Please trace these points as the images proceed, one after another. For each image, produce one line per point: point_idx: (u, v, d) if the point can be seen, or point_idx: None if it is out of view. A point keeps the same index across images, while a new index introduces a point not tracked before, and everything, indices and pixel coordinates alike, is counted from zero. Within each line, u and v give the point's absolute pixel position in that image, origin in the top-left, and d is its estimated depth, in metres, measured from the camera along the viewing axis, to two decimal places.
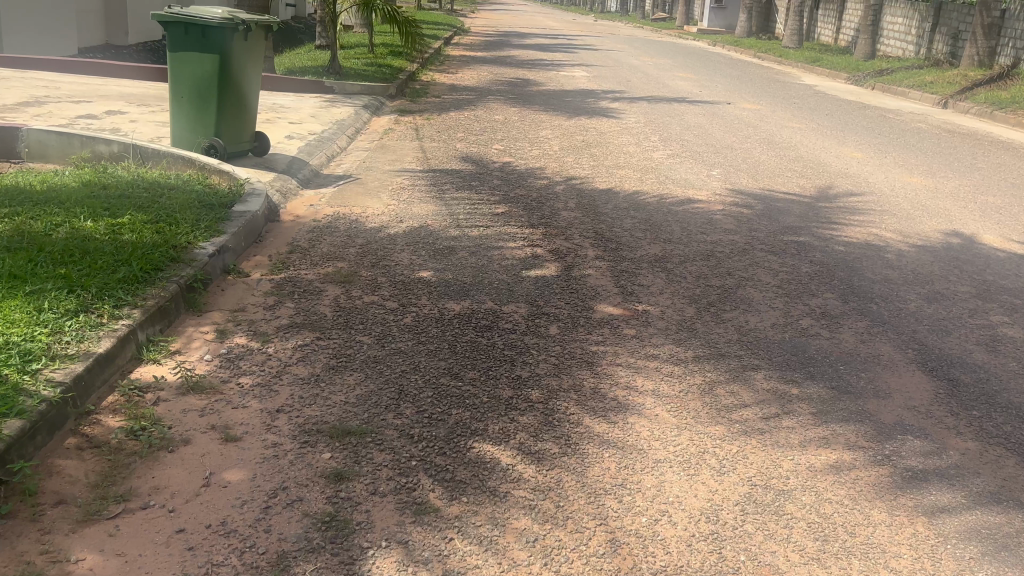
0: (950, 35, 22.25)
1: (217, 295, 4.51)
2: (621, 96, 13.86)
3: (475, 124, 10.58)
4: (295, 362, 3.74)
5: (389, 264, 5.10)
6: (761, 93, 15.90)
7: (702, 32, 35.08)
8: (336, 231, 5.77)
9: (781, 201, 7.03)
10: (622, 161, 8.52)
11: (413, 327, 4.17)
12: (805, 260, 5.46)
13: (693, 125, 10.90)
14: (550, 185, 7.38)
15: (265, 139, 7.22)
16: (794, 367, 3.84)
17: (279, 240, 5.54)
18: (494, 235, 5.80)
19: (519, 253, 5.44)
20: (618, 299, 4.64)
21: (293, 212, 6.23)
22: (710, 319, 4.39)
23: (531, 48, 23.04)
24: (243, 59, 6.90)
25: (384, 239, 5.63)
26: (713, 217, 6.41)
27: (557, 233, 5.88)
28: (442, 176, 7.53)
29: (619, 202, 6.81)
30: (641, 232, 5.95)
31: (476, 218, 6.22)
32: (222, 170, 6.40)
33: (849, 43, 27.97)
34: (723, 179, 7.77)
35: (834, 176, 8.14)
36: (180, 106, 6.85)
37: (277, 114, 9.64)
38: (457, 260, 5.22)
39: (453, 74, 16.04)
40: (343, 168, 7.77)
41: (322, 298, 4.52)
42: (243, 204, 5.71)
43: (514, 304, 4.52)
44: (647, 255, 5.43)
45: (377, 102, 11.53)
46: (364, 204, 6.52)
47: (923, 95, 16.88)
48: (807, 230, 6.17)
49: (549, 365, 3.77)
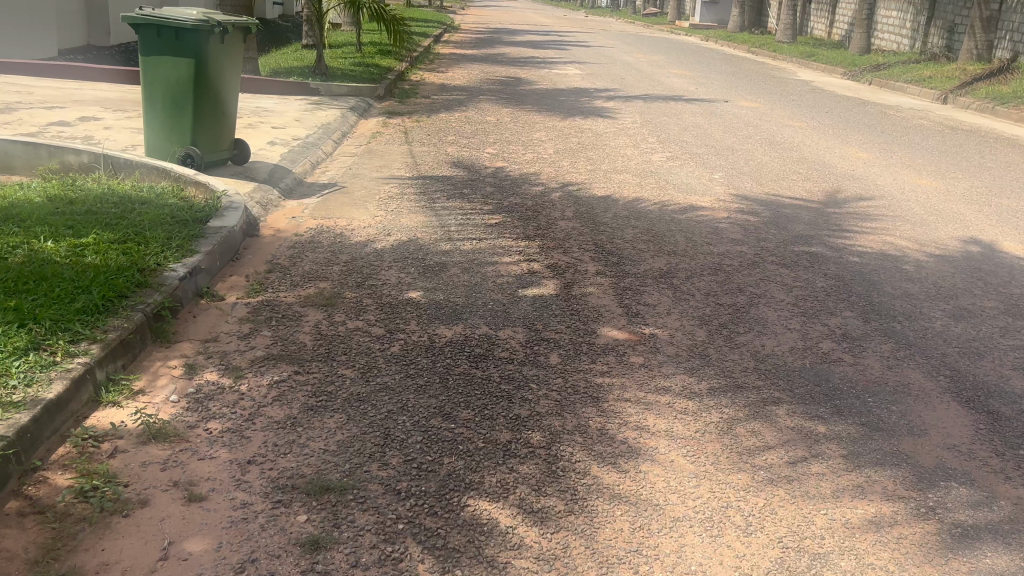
0: (946, 29, 21.93)
1: (188, 322, 4.16)
2: (616, 94, 13.53)
3: (466, 126, 10.22)
4: (270, 403, 3.39)
5: (376, 284, 4.75)
6: (758, 90, 15.60)
7: (694, 28, 34.80)
8: (320, 246, 5.42)
9: (788, 207, 6.70)
10: (620, 164, 8.18)
11: (400, 357, 3.82)
12: (819, 273, 5.13)
13: (692, 125, 10.58)
14: (545, 192, 7.04)
15: (245, 146, 6.85)
16: (819, 400, 3.51)
17: (258, 257, 5.19)
18: (488, 249, 5.46)
19: (515, 268, 5.10)
20: (623, 321, 4.30)
21: (274, 225, 5.88)
22: (723, 343, 4.06)
23: (521, 46, 22.69)
24: (219, 63, 6.52)
25: (371, 255, 5.28)
26: (718, 226, 6.07)
27: (555, 246, 5.54)
28: (432, 184, 7.18)
29: (618, 210, 6.48)
30: (644, 244, 5.62)
31: (468, 230, 5.87)
32: (199, 181, 6.03)
33: (843, 37, 27.63)
34: (726, 184, 7.44)
35: (840, 178, 7.82)
36: (154, 112, 6.47)
37: (260, 118, 9.27)
38: (449, 278, 4.87)
39: (444, 73, 15.70)
40: (329, 176, 7.42)
41: (302, 324, 4.17)
42: (219, 219, 5.35)
43: (511, 328, 4.18)
44: (651, 269, 5.11)
45: (365, 104, 11.17)
46: (350, 215, 6.17)
47: (922, 90, 16.59)
48: (817, 239, 5.85)
49: (550, 401, 3.43)
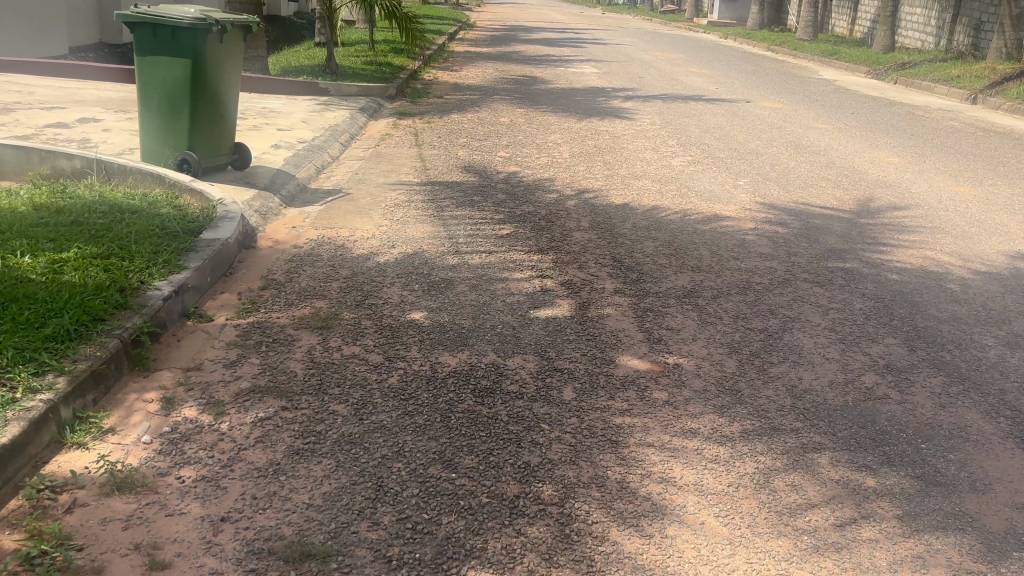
0: (972, 26, 21.34)
1: (170, 347, 3.82)
2: (634, 94, 13.13)
3: (478, 128, 9.85)
4: (251, 446, 3.04)
5: (376, 304, 4.41)
6: (781, 89, 15.15)
7: (712, 24, 34.28)
8: (319, 260, 5.08)
9: (818, 217, 6.30)
10: (638, 169, 7.80)
11: (398, 390, 3.47)
12: (856, 293, 4.74)
13: (713, 127, 10.17)
14: (560, 199, 6.68)
15: (245, 150, 6.52)
16: (865, 447, 3.14)
17: (253, 272, 4.85)
18: (499, 263, 5.10)
19: (527, 286, 4.74)
20: (644, 348, 3.93)
21: (273, 235, 5.54)
22: (755, 375, 3.69)
23: (537, 43, 22.29)
24: (218, 63, 6.17)
25: (373, 270, 4.93)
26: (744, 239, 5.68)
27: (570, 260, 5.18)
28: (442, 190, 6.83)
29: (637, 220, 6.10)
30: (665, 259, 5.24)
31: (478, 242, 5.51)
32: (195, 189, 5.71)
33: (865, 35, 27.06)
34: (752, 191, 7.04)
35: (872, 185, 7.40)
36: (149, 114, 6.14)
37: (265, 119, 8.95)
38: (455, 297, 4.52)
39: (457, 72, 15.36)
40: (334, 181, 7.08)
41: (293, 350, 3.82)
42: (213, 231, 5.01)
43: (521, 356, 3.81)
44: (674, 287, 4.73)
45: (375, 104, 10.83)
46: (353, 225, 5.84)
47: (950, 90, 16.09)
48: (852, 253, 5.46)
49: (563, 445, 3.07)
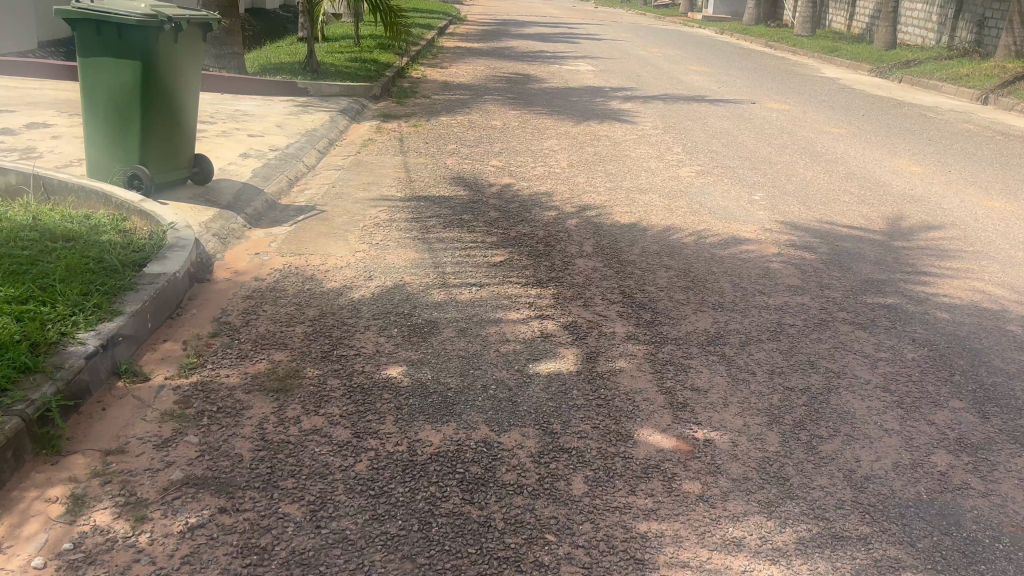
0: (975, 22, 20.74)
1: (90, 420, 3.13)
2: (633, 94, 12.47)
3: (468, 132, 9.18)
4: (174, 572, 2.37)
5: (346, 356, 3.73)
6: (785, 89, 14.52)
7: (708, 20, 33.62)
8: (284, 296, 4.41)
9: (846, 240, 5.66)
10: (643, 182, 7.14)
11: (367, 483, 2.79)
12: (905, 338, 4.09)
13: (720, 132, 9.53)
14: (559, 218, 6.02)
15: (206, 163, 5.84)
16: (957, 564, 2.48)
17: (204, 313, 4.17)
18: (491, 299, 4.43)
19: (524, 330, 4.07)
20: (667, 417, 3.26)
21: (233, 264, 4.86)
22: (804, 457, 3.03)
23: (531, 38, 21.60)
24: (173, 65, 5.47)
25: (345, 309, 4.25)
26: (768, 269, 5.04)
27: (573, 296, 4.51)
28: (428, 207, 6.16)
29: (647, 244, 5.45)
30: (681, 293, 4.58)
31: (467, 272, 4.84)
32: (145, 211, 5.02)
33: (864, 31, 26.45)
34: (770, 207, 6.39)
35: (900, 200, 6.76)
36: (96, 125, 5.44)
37: (236, 124, 8.25)
38: (440, 346, 3.84)
39: (447, 69, 14.66)
40: (308, 196, 6.40)
41: (241, 424, 3.15)
42: (159, 263, 4.33)
43: (519, 429, 3.14)
44: (696, 331, 4.08)
45: (358, 106, 10.14)
46: (326, 250, 5.16)
47: (960, 90, 15.48)
48: (892, 285, 4.82)
49: (575, 569, 2.41)
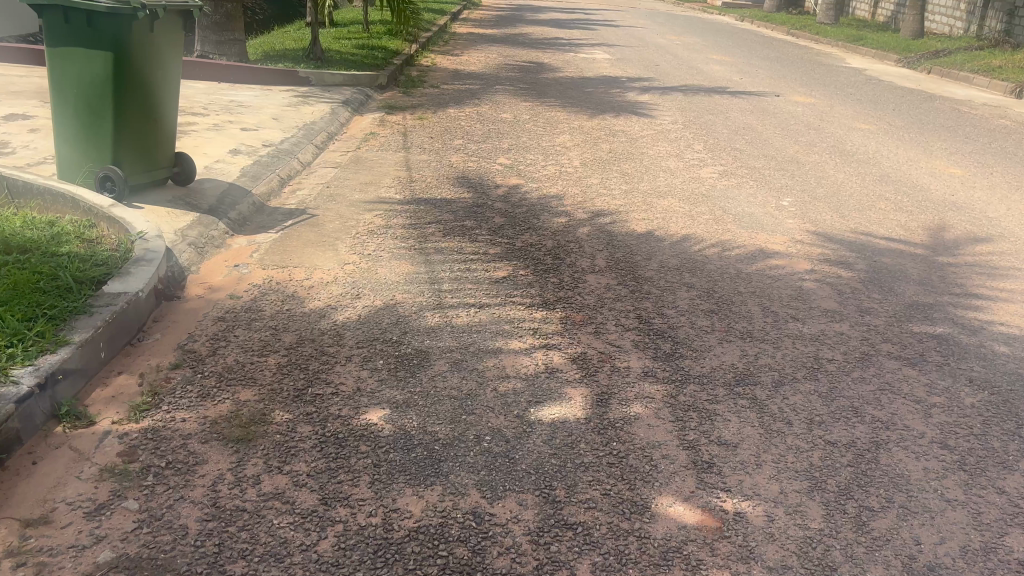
0: (1006, 11, 19.99)
1: (17, 478, 2.68)
2: (651, 85, 11.93)
3: (477, 125, 8.69)
4: None
5: (321, 396, 3.27)
6: (810, 80, 13.94)
7: (727, 6, 32.88)
8: (260, 318, 3.94)
9: (885, 254, 5.15)
10: (662, 183, 6.64)
11: (330, 570, 2.34)
12: (961, 378, 3.58)
13: (744, 127, 9.01)
14: (570, 225, 5.53)
15: (187, 163, 5.40)
16: None
17: (168, 338, 3.72)
18: (491, 324, 3.96)
19: (526, 363, 3.59)
20: (690, 482, 2.79)
21: (208, 278, 4.41)
22: (854, 538, 2.55)
23: (545, 25, 21.05)
24: (150, 56, 5.00)
25: (326, 335, 3.79)
26: (801, 289, 4.54)
27: (583, 320, 4.03)
28: (428, 212, 5.68)
29: (666, 257, 4.96)
30: (704, 319, 4.09)
31: (466, 290, 4.37)
32: (115, 217, 4.56)
33: (889, 19, 25.71)
34: (800, 216, 5.88)
35: (940, 207, 6.24)
36: (66, 121, 4.98)
37: (230, 115, 7.79)
38: (429, 383, 3.37)
39: (458, 57, 14.15)
40: (300, 198, 5.94)
41: (192, 485, 2.69)
42: (121, 279, 3.87)
43: (516, 496, 2.67)
44: (721, 367, 3.60)
45: (362, 97, 9.66)
46: (313, 261, 4.70)
47: (992, 82, 14.84)
48: (941, 310, 4.31)
49: None
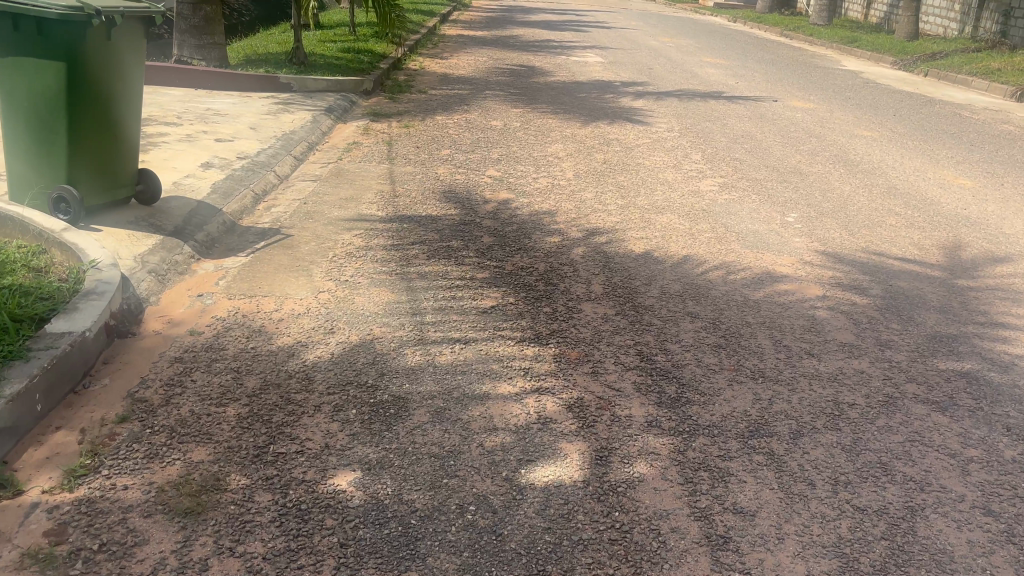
0: (1001, 12, 19.72)
1: None
2: (645, 89, 11.59)
3: (465, 134, 8.32)
4: None
5: (285, 456, 2.90)
6: (807, 83, 13.62)
7: (720, 6, 32.58)
8: (222, 360, 3.57)
9: (900, 277, 4.80)
10: (660, 198, 6.29)
11: None
12: (997, 426, 3.23)
13: (742, 135, 8.68)
14: (563, 246, 5.18)
15: (152, 180, 5.03)
16: None
17: (118, 384, 3.34)
18: (478, 363, 3.59)
19: (516, 411, 3.22)
20: (704, 563, 2.43)
21: (167, 311, 4.03)
22: None
23: (537, 26, 20.70)
24: (108, 66, 4.61)
25: (294, 380, 3.42)
26: (813, 319, 4.19)
27: (579, 357, 3.67)
28: (411, 232, 5.31)
29: (666, 281, 4.61)
30: (711, 355, 3.73)
31: (450, 322, 4.00)
32: (67, 242, 4.18)
33: (882, 19, 25.42)
34: (807, 233, 5.53)
35: (954, 223, 5.90)
36: (16, 136, 4.59)
37: (205, 125, 7.40)
38: (408, 439, 3.00)
39: (447, 60, 13.78)
40: (275, 215, 5.56)
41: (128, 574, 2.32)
42: (66, 315, 3.49)
43: None
44: (733, 416, 3.24)
45: (346, 103, 9.28)
46: (284, 289, 4.33)
47: (990, 86, 14.55)
48: (968, 343, 3.96)
49: None
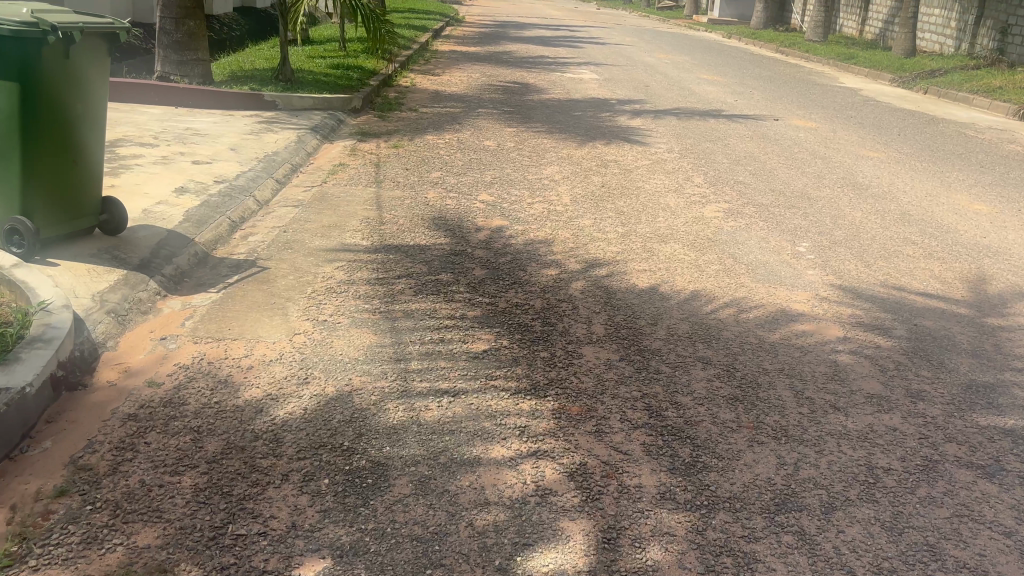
0: (998, 29, 19.51)
1: None
2: (643, 108, 11.28)
3: (457, 155, 7.97)
4: None
5: (245, 539, 2.52)
6: (807, 101, 13.34)
7: (714, 23, 32.40)
8: (181, 417, 3.18)
9: (925, 316, 4.45)
10: (662, 225, 5.95)
11: None
12: None
13: (745, 156, 8.36)
14: (561, 279, 4.82)
15: (118, 209, 4.65)
16: None
17: (60, 447, 2.95)
18: (469, 420, 3.21)
19: (510, 480, 2.84)
20: None
21: (125, 358, 3.64)
22: None
23: (531, 42, 20.41)
24: (68, 86, 4.26)
25: (261, 442, 3.03)
26: (836, 365, 3.83)
27: (581, 413, 3.29)
28: (397, 264, 4.94)
29: (673, 321, 4.25)
30: (727, 410, 3.37)
31: (438, 370, 3.63)
32: (17, 280, 3.80)
33: (878, 36, 25.22)
34: (821, 265, 5.18)
35: (975, 253, 5.57)
36: None
37: (183, 146, 7.04)
38: (388, 517, 2.62)
39: (439, 77, 13.45)
40: (252, 245, 5.19)
41: None
42: (5, 367, 3.10)
43: None
44: (757, 487, 2.86)
45: (333, 122, 8.93)
46: (256, 330, 3.95)
47: (993, 104, 14.29)
48: (1009, 393, 3.60)
49: None
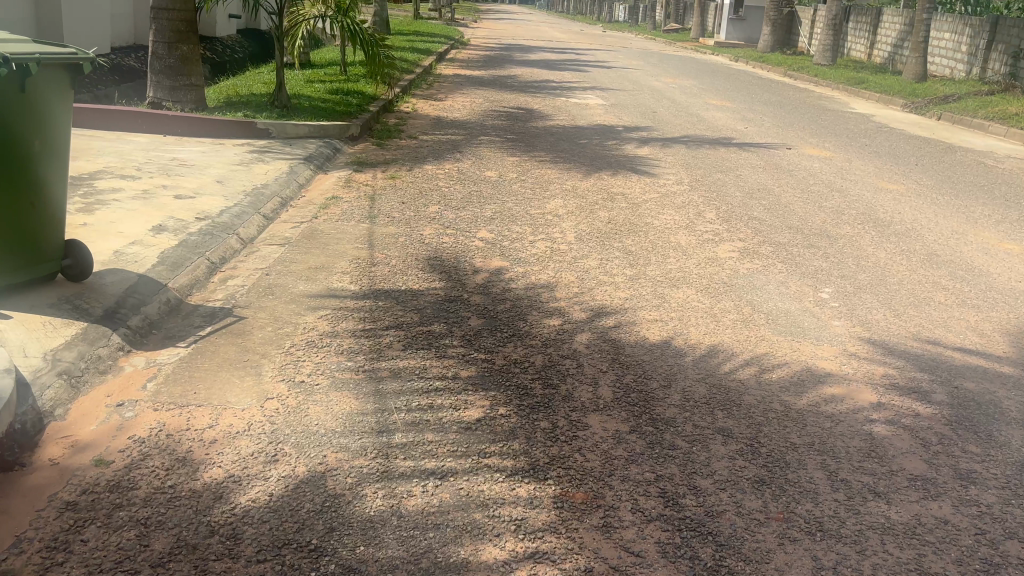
0: (1010, 54, 19.15)
1: None
2: (651, 135, 10.92)
3: (456, 187, 7.59)
4: None
5: None
6: (818, 128, 12.97)
7: (721, 45, 32.15)
8: (128, 506, 2.78)
9: (966, 376, 4.03)
10: (673, 267, 5.55)
11: None
12: None
13: (758, 189, 7.98)
14: (564, 331, 4.41)
15: (82, 253, 4.26)
16: None
17: None
18: (457, 510, 2.80)
19: None
20: None
21: (74, 430, 3.24)
22: None
23: (537, 66, 20.11)
24: (24, 123, 3.90)
25: (217, 540, 2.62)
26: (873, 437, 3.41)
27: (586, 500, 2.89)
28: (386, 312, 4.55)
29: (688, 382, 3.84)
30: (752, 496, 2.95)
31: (426, 444, 3.22)
32: None
33: (886, 59, 24.89)
34: (846, 314, 4.78)
35: (1011, 300, 5.16)
36: None
37: (168, 178, 6.69)
38: None
39: (442, 102, 13.13)
40: (230, 290, 4.80)
41: None
42: None
43: None
44: None
45: (328, 151, 8.58)
46: (224, 395, 3.55)
47: (1009, 132, 13.91)
48: None
49: None
